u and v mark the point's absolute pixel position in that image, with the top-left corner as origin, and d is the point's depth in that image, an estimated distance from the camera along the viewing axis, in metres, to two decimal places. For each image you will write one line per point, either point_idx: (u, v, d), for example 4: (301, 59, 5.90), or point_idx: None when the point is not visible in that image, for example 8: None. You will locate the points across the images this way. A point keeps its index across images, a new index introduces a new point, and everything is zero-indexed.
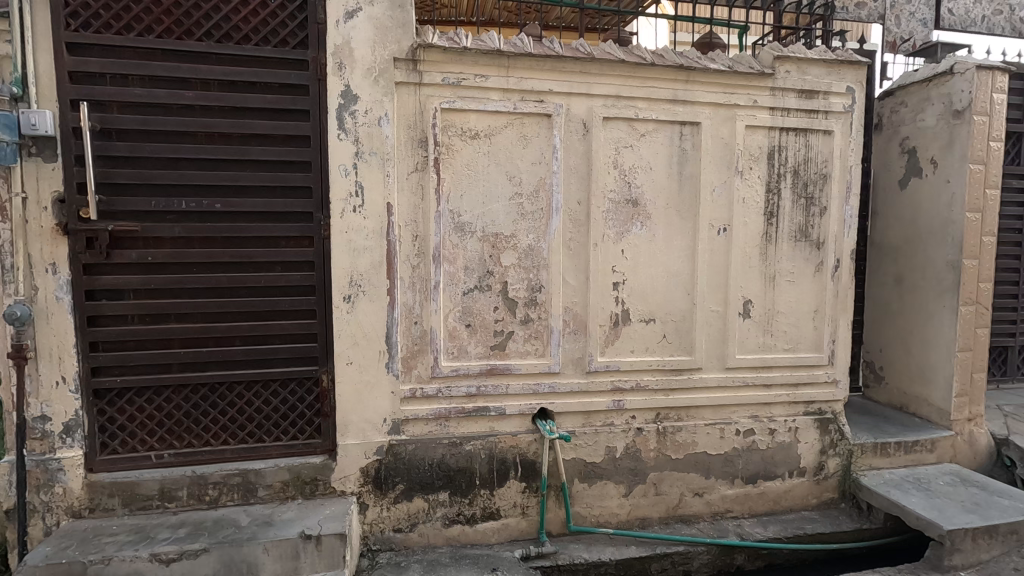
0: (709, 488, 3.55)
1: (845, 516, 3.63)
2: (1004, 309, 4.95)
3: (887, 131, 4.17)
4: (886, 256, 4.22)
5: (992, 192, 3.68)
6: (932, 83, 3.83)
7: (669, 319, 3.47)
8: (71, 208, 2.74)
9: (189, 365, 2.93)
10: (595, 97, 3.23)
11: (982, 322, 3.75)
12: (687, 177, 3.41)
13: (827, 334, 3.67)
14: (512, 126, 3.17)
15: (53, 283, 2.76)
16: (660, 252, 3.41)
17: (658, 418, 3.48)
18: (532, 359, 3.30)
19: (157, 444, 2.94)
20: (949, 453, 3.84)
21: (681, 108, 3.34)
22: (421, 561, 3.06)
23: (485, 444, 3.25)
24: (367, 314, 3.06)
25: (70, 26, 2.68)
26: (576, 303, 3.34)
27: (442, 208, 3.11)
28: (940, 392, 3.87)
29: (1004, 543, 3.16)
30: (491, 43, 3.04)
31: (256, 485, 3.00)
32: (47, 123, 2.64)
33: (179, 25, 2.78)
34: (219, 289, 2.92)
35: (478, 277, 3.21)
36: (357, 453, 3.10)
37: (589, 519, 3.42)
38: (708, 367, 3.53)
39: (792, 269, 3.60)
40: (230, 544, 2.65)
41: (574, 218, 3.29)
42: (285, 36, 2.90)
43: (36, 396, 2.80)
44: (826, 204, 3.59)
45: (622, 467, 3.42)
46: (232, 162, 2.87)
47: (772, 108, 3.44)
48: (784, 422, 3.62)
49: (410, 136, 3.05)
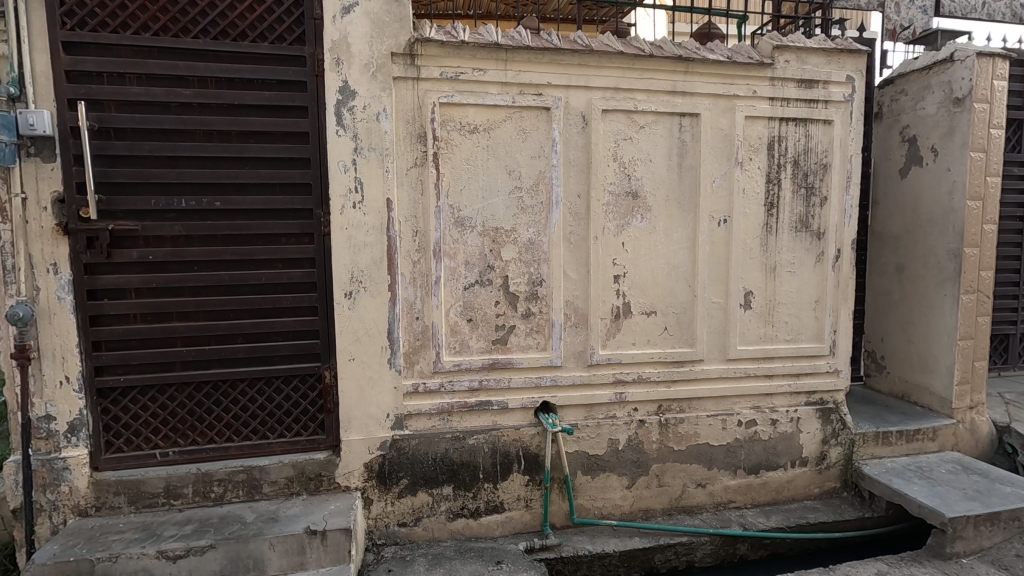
0: (711, 479, 3.57)
1: (847, 505, 3.65)
2: (1005, 297, 4.96)
3: (887, 119, 4.15)
4: (887, 246, 4.21)
5: (993, 180, 3.67)
6: (932, 70, 3.81)
7: (670, 311, 3.47)
8: (71, 208, 2.74)
9: (192, 364, 2.94)
10: (594, 89, 3.21)
11: (983, 310, 3.75)
12: (687, 168, 3.40)
13: (828, 323, 3.67)
14: (511, 119, 3.16)
15: (55, 283, 2.77)
16: (660, 244, 3.41)
17: (660, 410, 3.49)
18: (534, 353, 3.31)
19: (162, 442, 2.96)
20: (951, 440, 3.85)
21: (681, 99, 3.33)
22: (426, 555, 3.08)
23: (487, 438, 3.25)
24: (369, 310, 3.07)
25: (65, 26, 2.67)
26: (577, 296, 3.34)
27: (441, 203, 3.11)
28: (941, 381, 3.88)
29: (1006, 530, 3.18)
30: (489, 37, 3.04)
31: (261, 481, 3.01)
32: (45, 123, 2.63)
33: (176, 22, 2.77)
34: (220, 287, 2.92)
35: (478, 272, 3.21)
36: (361, 448, 3.12)
37: (592, 511, 3.44)
38: (709, 358, 3.54)
39: (792, 260, 3.59)
40: (235, 540, 2.66)
41: (575, 212, 3.28)
42: (281, 32, 2.88)
43: (41, 396, 2.82)
44: (826, 194, 3.58)
45: (624, 459, 3.43)
46: (230, 159, 2.86)
47: (772, 98, 3.43)
48: (786, 413, 3.63)
49: (410, 132, 3.04)
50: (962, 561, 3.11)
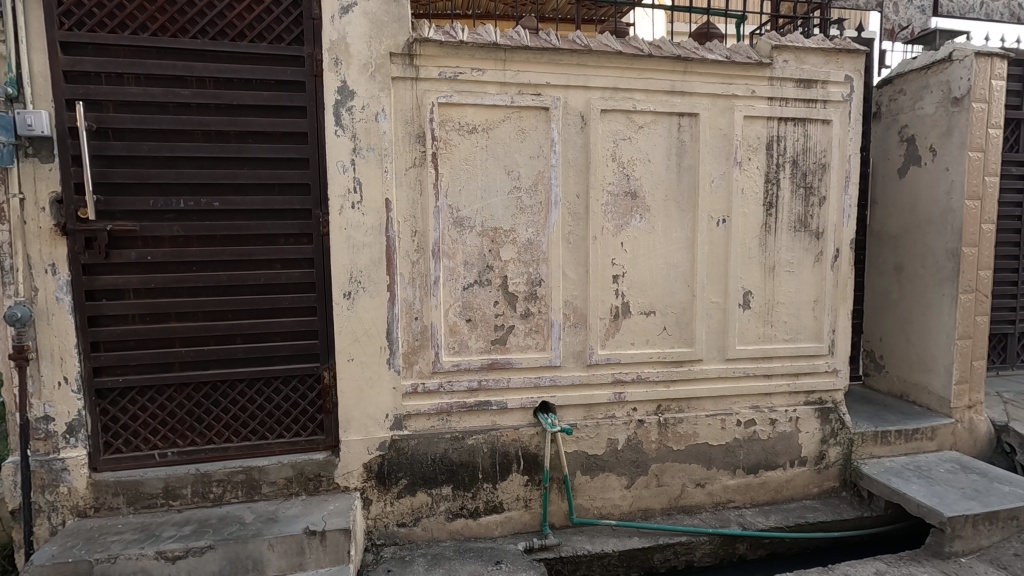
0: (710, 479, 3.57)
1: (846, 504, 3.66)
2: (1003, 296, 4.97)
3: (885, 119, 4.15)
4: (886, 245, 4.21)
5: (991, 179, 3.68)
6: (931, 70, 3.81)
7: (669, 311, 3.47)
8: (69, 209, 2.74)
9: (191, 365, 2.94)
10: (593, 89, 3.21)
11: (982, 309, 3.76)
12: (686, 168, 3.40)
13: (827, 323, 3.67)
14: (510, 119, 3.16)
15: (53, 283, 2.76)
16: (660, 244, 3.41)
17: (659, 410, 3.49)
18: (533, 353, 3.31)
19: (160, 443, 2.95)
20: (950, 440, 3.86)
21: (680, 99, 3.33)
22: (425, 555, 3.08)
23: (486, 438, 3.26)
24: (368, 310, 3.07)
25: (63, 26, 2.66)
26: (576, 296, 3.35)
27: (440, 204, 3.11)
28: (940, 380, 3.88)
29: (1004, 529, 3.19)
30: (488, 36, 3.04)
31: (260, 482, 3.01)
32: (43, 124, 2.63)
33: (174, 23, 2.77)
34: (219, 287, 2.92)
35: (478, 272, 3.21)
36: (360, 449, 3.11)
37: (591, 511, 3.44)
38: (708, 358, 3.54)
39: (791, 260, 3.60)
40: (235, 541, 2.66)
41: (573, 211, 3.29)
42: (279, 32, 2.88)
43: (39, 396, 2.82)
44: (825, 194, 3.59)
45: (623, 459, 3.44)
46: (229, 159, 2.86)
47: (771, 98, 3.43)
48: (785, 412, 3.63)
49: (408, 132, 3.04)
50: (961, 560, 3.11)
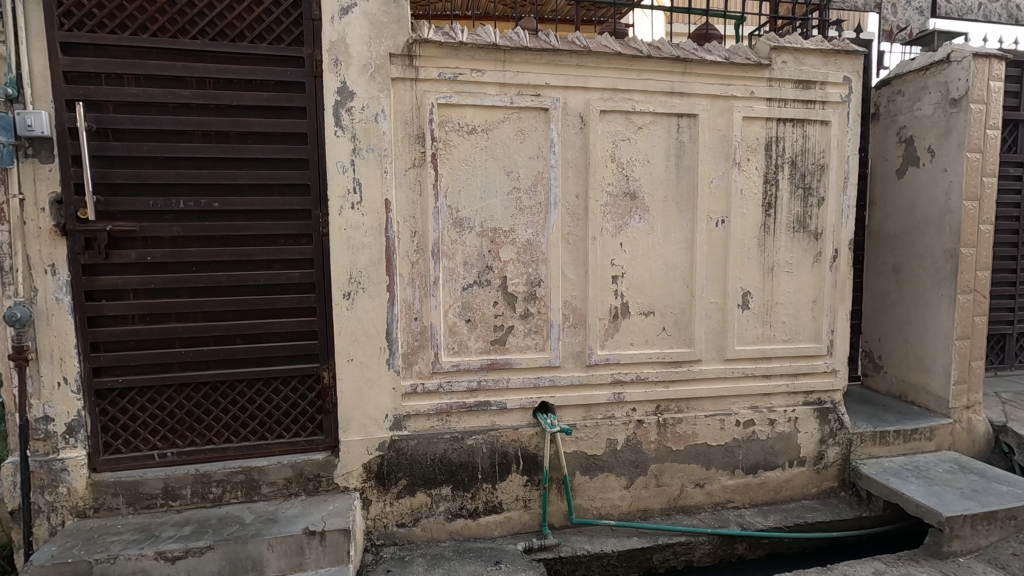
0: (710, 479, 3.58)
1: (845, 504, 3.66)
2: (1002, 296, 4.99)
3: (883, 120, 4.16)
4: (885, 246, 4.22)
5: (988, 180, 3.69)
6: (929, 71, 3.82)
7: (668, 311, 3.48)
8: (69, 209, 2.74)
9: (191, 365, 2.94)
10: (592, 90, 3.22)
11: (980, 310, 3.78)
12: (685, 168, 3.41)
13: (826, 323, 3.68)
14: (509, 119, 3.16)
15: (52, 284, 2.76)
16: (659, 244, 3.42)
17: (658, 410, 3.49)
18: (532, 353, 3.31)
19: (160, 443, 2.95)
20: (948, 440, 3.87)
21: (679, 100, 3.34)
22: (425, 555, 3.08)
23: (485, 438, 3.26)
24: (368, 311, 3.07)
25: (63, 26, 2.66)
26: (576, 296, 3.35)
27: (440, 204, 3.11)
28: (939, 381, 3.89)
29: (1002, 529, 3.19)
30: (487, 37, 3.05)
31: (259, 482, 3.01)
32: (43, 124, 2.64)
33: (173, 23, 2.77)
34: (218, 287, 2.92)
35: (477, 272, 3.21)
36: (360, 449, 3.12)
37: (591, 511, 3.44)
38: (707, 358, 3.55)
39: (790, 260, 3.60)
40: (235, 541, 2.66)
41: (572, 212, 3.29)
42: (279, 32, 2.88)
43: (38, 397, 2.81)
44: (824, 195, 3.59)
45: (623, 459, 3.44)
46: (229, 160, 2.86)
47: (769, 98, 3.44)
48: (784, 413, 3.64)
49: (408, 133, 3.04)
50: (960, 560, 3.12)
